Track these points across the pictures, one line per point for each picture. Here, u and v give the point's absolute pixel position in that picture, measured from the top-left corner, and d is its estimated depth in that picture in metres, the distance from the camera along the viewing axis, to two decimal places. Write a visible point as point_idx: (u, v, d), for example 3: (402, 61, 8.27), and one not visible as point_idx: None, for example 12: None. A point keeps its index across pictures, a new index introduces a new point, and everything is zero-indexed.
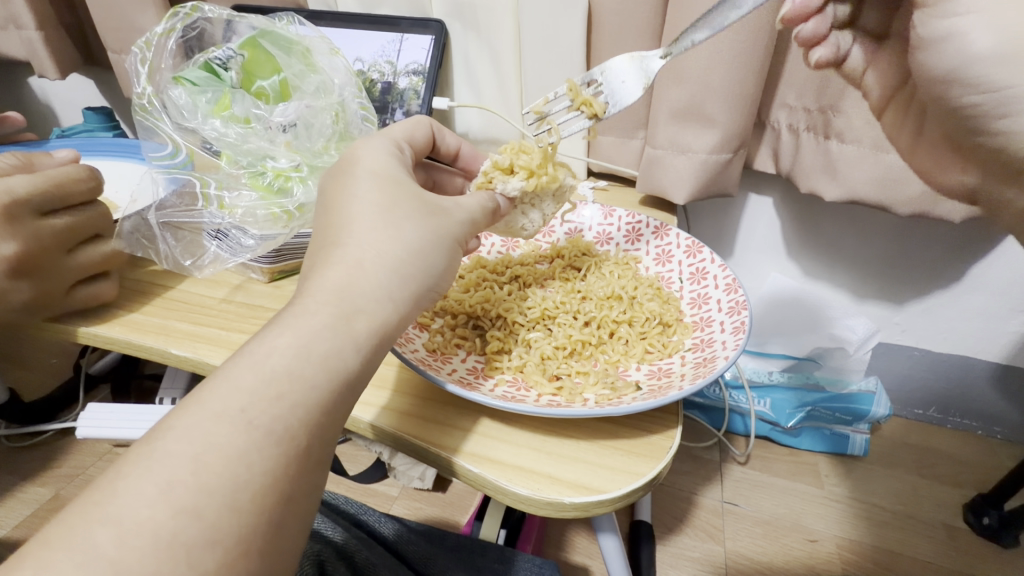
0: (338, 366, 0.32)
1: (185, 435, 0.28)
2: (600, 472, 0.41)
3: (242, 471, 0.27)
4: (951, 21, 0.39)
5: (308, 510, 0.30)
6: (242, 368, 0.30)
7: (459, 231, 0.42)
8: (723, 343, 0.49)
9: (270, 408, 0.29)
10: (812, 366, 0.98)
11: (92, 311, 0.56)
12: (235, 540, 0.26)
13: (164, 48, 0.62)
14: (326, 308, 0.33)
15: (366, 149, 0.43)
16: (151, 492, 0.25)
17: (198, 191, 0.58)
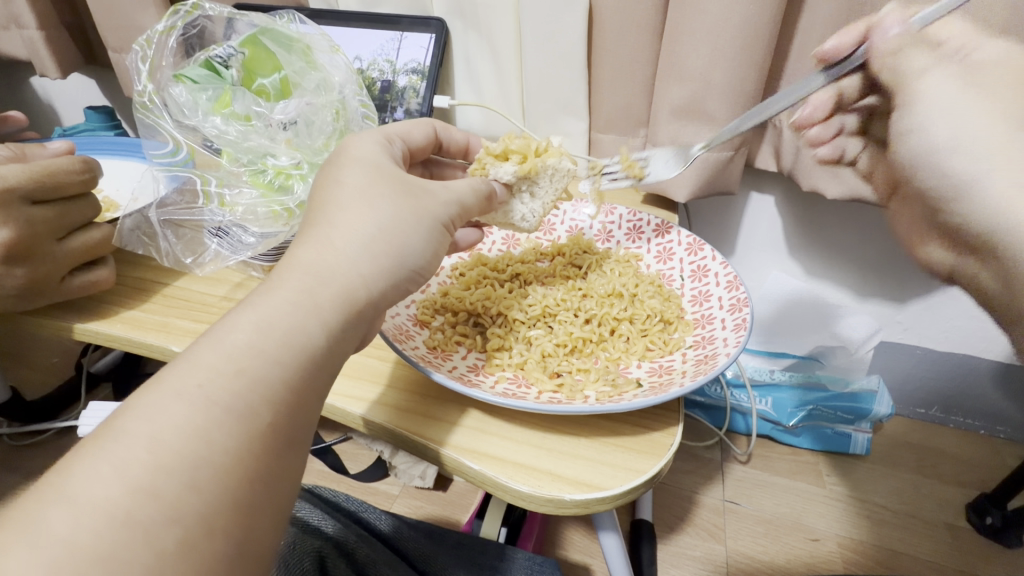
0: (299, 341, 0.32)
1: (145, 413, 0.27)
2: (601, 469, 0.41)
3: (203, 448, 0.27)
4: (909, 119, 0.43)
5: (283, 492, 0.30)
6: (210, 349, 0.30)
7: (444, 214, 0.42)
8: (725, 340, 0.49)
9: (230, 384, 0.29)
10: (815, 366, 0.99)
11: (89, 308, 0.56)
12: (197, 521, 0.25)
13: (165, 46, 0.62)
14: (293, 288, 0.33)
15: (357, 139, 0.44)
16: (106, 471, 0.25)
17: (198, 188, 0.59)
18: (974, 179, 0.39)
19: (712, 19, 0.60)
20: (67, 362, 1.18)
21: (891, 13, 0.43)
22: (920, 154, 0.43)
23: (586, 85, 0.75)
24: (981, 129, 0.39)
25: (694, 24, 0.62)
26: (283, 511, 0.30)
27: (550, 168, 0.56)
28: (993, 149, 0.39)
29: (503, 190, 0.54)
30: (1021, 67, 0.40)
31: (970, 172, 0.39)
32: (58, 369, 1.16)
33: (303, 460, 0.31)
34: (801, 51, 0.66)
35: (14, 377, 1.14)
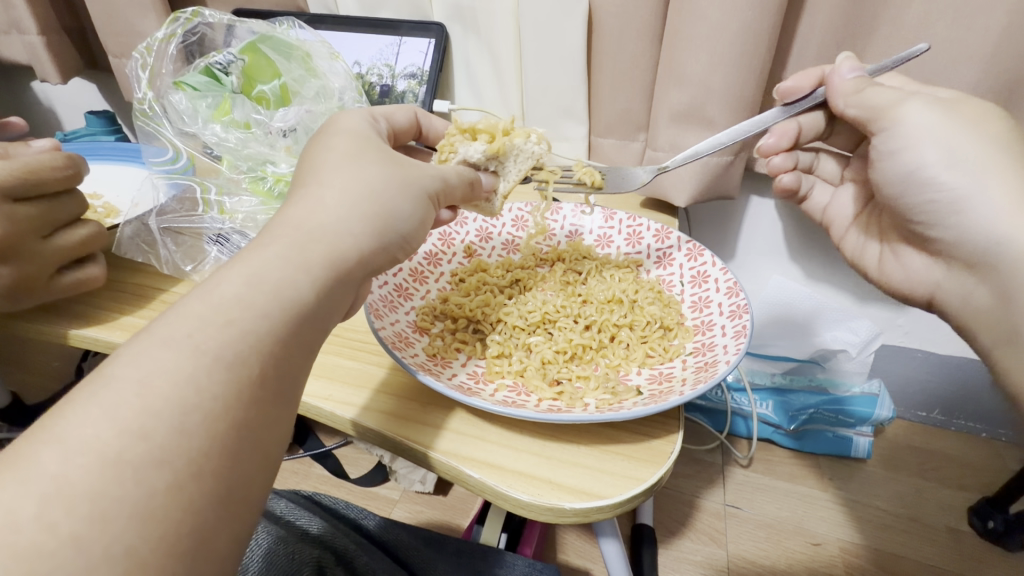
0: (291, 296, 0.31)
1: (133, 359, 0.27)
2: (601, 477, 0.41)
3: (191, 393, 0.26)
4: (894, 143, 0.51)
5: (272, 442, 0.29)
6: (195, 301, 0.30)
7: (430, 184, 0.42)
8: (725, 347, 0.49)
9: (219, 333, 0.28)
10: (815, 369, 0.98)
11: (87, 313, 0.56)
12: (186, 462, 0.25)
13: (164, 53, 0.62)
14: (285, 245, 0.33)
15: (346, 116, 0.45)
16: (96, 413, 0.24)
17: (198, 196, 0.60)
18: (967, 195, 0.47)
19: (712, 24, 0.60)
20: (68, 366, 1.18)
21: (846, 61, 0.52)
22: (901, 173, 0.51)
23: (585, 89, 0.75)
24: (958, 142, 0.47)
25: (694, 29, 0.62)
26: (274, 459, 0.29)
27: (515, 149, 0.56)
28: (977, 155, 0.47)
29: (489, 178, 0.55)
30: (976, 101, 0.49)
31: (963, 187, 0.47)
32: (60, 374, 1.16)
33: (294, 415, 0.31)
34: (801, 54, 0.66)
35: (14, 382, 1.13)
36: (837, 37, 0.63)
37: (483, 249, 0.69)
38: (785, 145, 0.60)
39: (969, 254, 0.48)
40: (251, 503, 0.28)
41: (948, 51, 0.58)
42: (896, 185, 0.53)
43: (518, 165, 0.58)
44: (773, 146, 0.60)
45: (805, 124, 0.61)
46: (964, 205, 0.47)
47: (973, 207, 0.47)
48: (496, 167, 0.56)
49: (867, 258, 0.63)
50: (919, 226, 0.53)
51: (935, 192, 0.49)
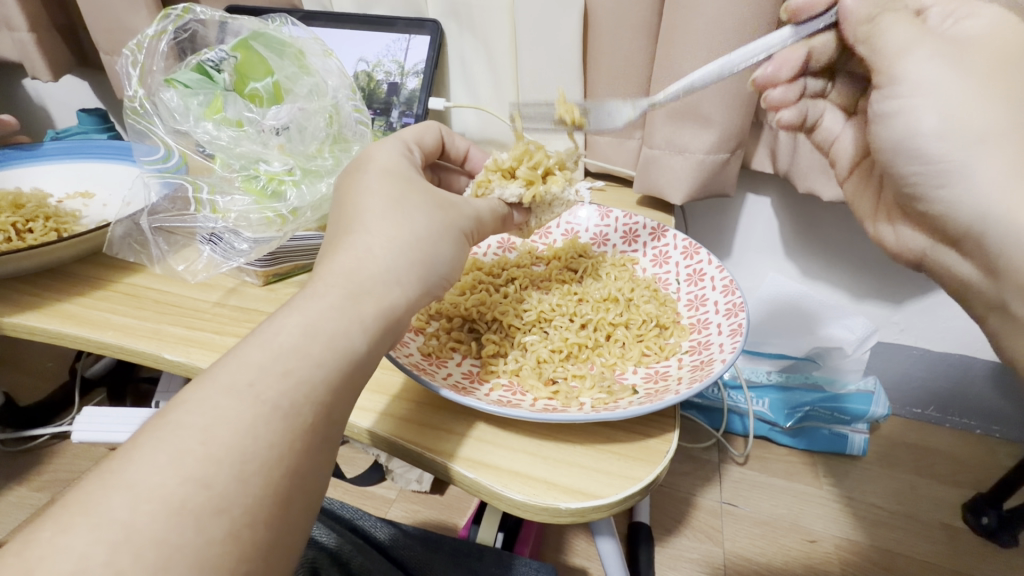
0: (344, 346, 0.33)
1: (197, 408, 0.28)
2: (597, 477, 0.41)
3: (249, 444, 0.28)
4: (892, 100, 0.43)
5: (316, 489, 0.30)
6: (251, 348, 0.31)
7: (466, 224, 0.45)
8: (720, 345, 0.49)
9: (278, 383, 0.30)
10: (811, 367, 0.98)
11: (79, 315, 0.55)
12: (243, 511, 0.26)
13: (156, 50, 0.61)
14: (333, 291, 0.34)
15: (380, 149, 0.46)
16: (163, 460, 0.26)
17: (191, 195, 0.58)
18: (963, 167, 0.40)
19: (709, 22, 0.60)
20: (61, 367, 1.17)
21: None
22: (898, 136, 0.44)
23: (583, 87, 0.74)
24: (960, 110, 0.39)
25: (691, 25, 0.61)
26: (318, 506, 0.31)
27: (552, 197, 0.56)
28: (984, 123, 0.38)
29: (519, 216, 0.57)
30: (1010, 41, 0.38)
31: (957, 159, 0.40)
32: (53, 375, 1.16)
33: (336, 460, 0.32)
34: None
35: (7, 382, 1.13)
36: None
37: (479, 249, 0.68)
38: (786, 77, 0.52)
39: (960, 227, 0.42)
40: (295, 548, 0.29)
41: None
42: (890, 153, 0.45)
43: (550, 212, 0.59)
44: (770, 78, 0.52)
45: (817, 47, 0.51)
46: (956, 180, 0.40)
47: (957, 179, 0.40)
48: (530, 207, 0.57)
49: (863, 212, 0.56)
50: (912, 193, 0.46)
51: (923, 163, 0.43)
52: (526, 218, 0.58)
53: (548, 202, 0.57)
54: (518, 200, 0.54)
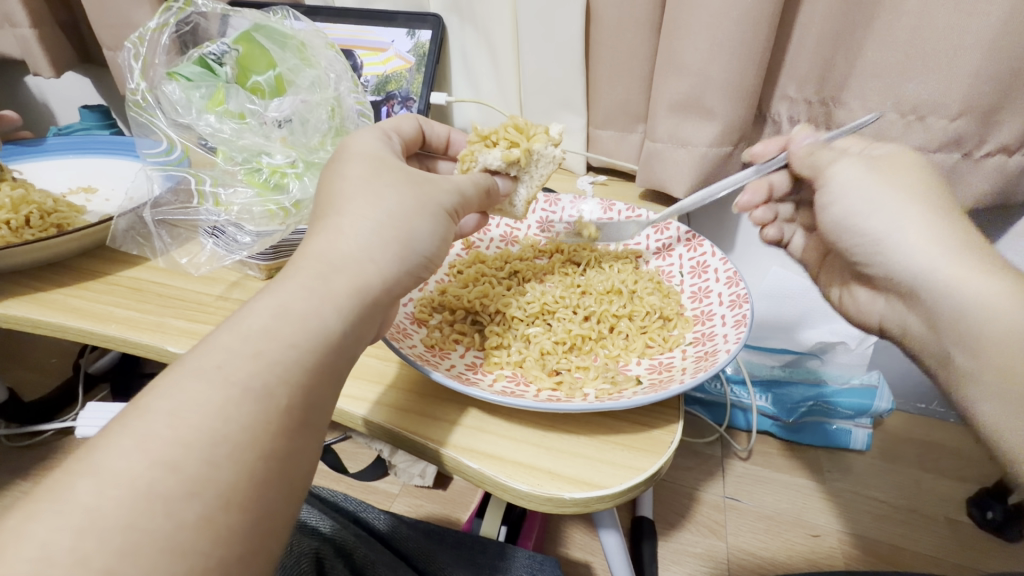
0: (316, 325, 0.33)
1: (168, 394, 0.29)
2: (601, 467, 0.40)
3: (219, 424, 0.28)
4: (826, 199, 0.51)
5: (297, 474, 0.30)
6: (224, 333, 0.32)
7: (447, 199, 0.44)
8: (725, 336, 0.49)
9: (248, 365, 0.30)
10: (812, 361, 0.97)
11: (82, 308, 0.55)
12: (217, 495, 0.26)
13: (157, 43, 0.61)
14: (304, 275, 0.35)
15: (357, 136, 0.46)
16: (128, 446, 0.26)
17: (193, 187, 0.58)
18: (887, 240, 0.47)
19: (711, 13, 0.60)
20: (66, 363, 1.18)
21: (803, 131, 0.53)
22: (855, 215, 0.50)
23: (584, 80, 0.74)
24: (874, 203, 0.47)
25: (692, 17, 0.61)
26: (302, 493, 0.31)
27: (536, 155, 0.55)
28: (898, 213, 0.46)
29: (505, 183, 0.55)
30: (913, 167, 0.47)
31: (884, 234, 0.47)
32: (57, 370, 1.16)
33: (320, 444, 0.32)
34: (800, 45, 0.65)
35: (13, 377, 1.13)
36: (838, 25, 0.62)
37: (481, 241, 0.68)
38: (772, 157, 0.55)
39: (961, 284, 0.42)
40: (279, 534, 0.29)
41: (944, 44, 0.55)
42: (834, 230, 0.52)
43: (541, 169, 0.57)
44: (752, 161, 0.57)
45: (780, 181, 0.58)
46: (883, 256, 0.48)
47: (893, 248, 0.47)
48: (516, 173, 0.56)
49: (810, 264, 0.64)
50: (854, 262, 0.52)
51: (860, 236, 0.49)
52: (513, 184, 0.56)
53: (531, 163, 0.56)
54: (501, 160, 0.53)
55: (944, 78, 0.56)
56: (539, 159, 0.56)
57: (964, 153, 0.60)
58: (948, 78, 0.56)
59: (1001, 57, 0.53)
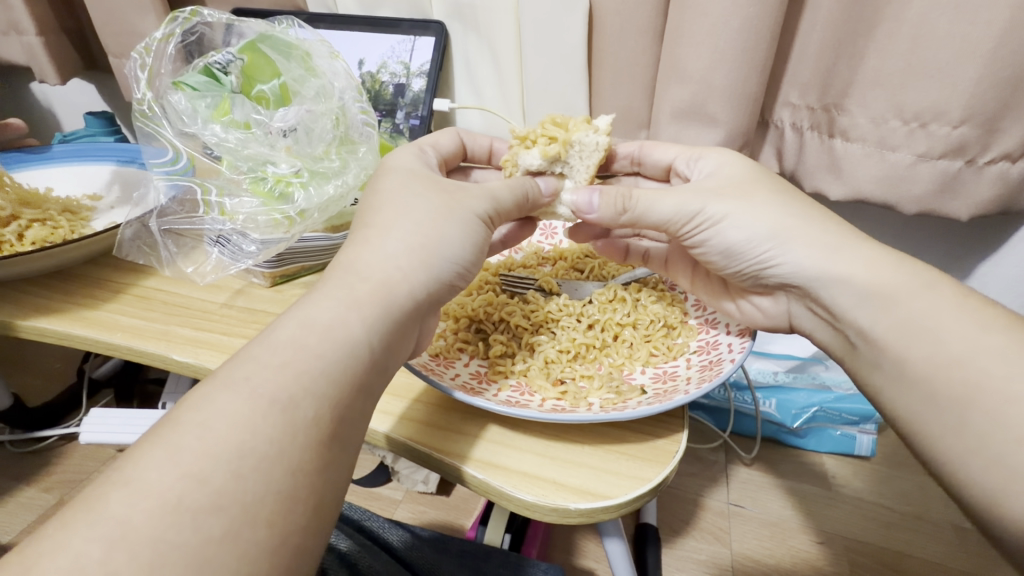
0: (342, 336, 0.33)
1: (200, 405, 0.29)
2: (610, 478, 0.40)
3: (247, 437, 0.28)
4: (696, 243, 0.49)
5: (328, 491, 0.30)
6: (260, 347, 0.32)
7: (479, 206, 0.44)
8: (729, 345, 0.49)
9: (276, 376, 0.31)
10: (818, 367, 0.98)
11: (88, 316, 0.56)
12: (241, 509, 0.26)
13: (163, 53, 0.62)
14: (337, 288, 0.36)
15: (395, 153, 0.49)
16: (162, 459, 0.27)
17: (199, 197, 0.58)
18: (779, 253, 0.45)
19: (713, 20, 0.60)
20: (69, 369, 1.18)
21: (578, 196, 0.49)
22: (741, 240, 0.46)
23: (587, 87, 0.74)
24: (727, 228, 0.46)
25: (695, 24, 0.61)
26: (331, 507, 0.31)
27: (574, 145, 0.52)
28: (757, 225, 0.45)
29: (550, 180, 0.54)
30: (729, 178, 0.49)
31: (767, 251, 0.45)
32: (60, 376, 1.16)
33: (349, 461, 0.32)
34: (802, 52, 0.65)
35: (17, 383, 1.14)
36: (841, 31, 0.62)
37: None
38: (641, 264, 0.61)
39: (835, 266, 0.43)
40: (310, 550, 0.29)
41: (953, 42, 0.55)
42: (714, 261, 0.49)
43: (586, 160, 0.54)
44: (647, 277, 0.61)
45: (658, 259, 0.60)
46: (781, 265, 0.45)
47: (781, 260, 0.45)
48: (560, 169, 0.54)
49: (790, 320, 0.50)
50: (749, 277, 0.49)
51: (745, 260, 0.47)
52: (559, 182, 0.54)
53: (569, 155, 0.53)
54: (539, 157, 0.52)
55: (945, 85, 0.57)
56: (580, 147, 0.53)
57: (967, 160, 0.60)
58: (950, 86, 0.57)
59: (1002, 59, 0.54)
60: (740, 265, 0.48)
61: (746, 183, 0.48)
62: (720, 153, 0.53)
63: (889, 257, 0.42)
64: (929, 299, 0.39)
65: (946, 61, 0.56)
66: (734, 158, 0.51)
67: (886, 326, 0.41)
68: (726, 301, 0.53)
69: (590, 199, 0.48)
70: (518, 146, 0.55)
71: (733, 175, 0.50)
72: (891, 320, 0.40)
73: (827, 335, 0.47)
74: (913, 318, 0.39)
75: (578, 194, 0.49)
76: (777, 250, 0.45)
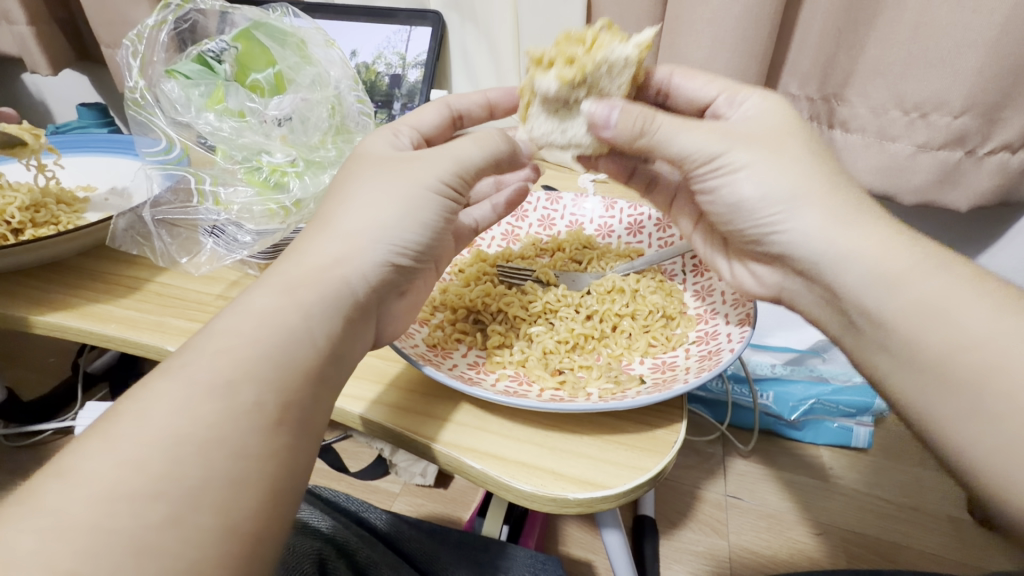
0: (281, 323, 0.34)
1: (145, 396, 0.30)
2: (606, 467, 0.40)
3: (183, 423, 0.28)
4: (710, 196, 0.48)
5: (277, 474, 0.30)
6: (203, 338, 0.33)
7: (435, 174, 0.42)
8: (728, 335, 0.48)
9: (212, 364, 0.31)
10: (815, 359, 1.01)
11: (81, 307, 0.55)
12: (181, 494, 0.27)
13: (156, 40, 0.61)
14: (278, 281, 0.36)
15: (366, 141, 0.47)
16: (100, 447, 0.27)
17: (194, 186, 0.58)
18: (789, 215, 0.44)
19: (713, 8, 0.59)
20: (65, 363, 1.17)
21: (597, 108, 0.46)
22: (754, 196, 0.44)
23: None
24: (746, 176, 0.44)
25: (695, 13, 0.60)
26: (288, 491, 0.31)
27: (601, 63, 0.45)
28: (773, 178, 0.44)
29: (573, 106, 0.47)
30: (770, 125, 0.46)
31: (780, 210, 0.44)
32: (56, 370, 1.16)
33: (302, 445, 0.32)
34: (802, 42, 0.65)
35: (11, 378, 1.13)
36: (840, 22, 0.61)
37: (482, 241, 0.68)
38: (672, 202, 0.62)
39: (840, 240, 0.42)
40: (265, 536, 0.29)
41: (955, 31, 0.55)
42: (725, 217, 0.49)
43: (613, 79, 0.47)
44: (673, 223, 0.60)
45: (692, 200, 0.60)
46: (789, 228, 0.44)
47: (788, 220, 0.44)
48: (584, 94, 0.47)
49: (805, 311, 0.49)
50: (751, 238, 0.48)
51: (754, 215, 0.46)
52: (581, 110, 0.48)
53: (596, 77, 0.46)
54: (560, 79, 0.45)
55: (946, 74, 0.57)
56: (609, 64, 0.46)
57: (967, 151, 0.60)
58: (951, 75, 0.56)
59: (1005, 50, 0.54)
60: (745, 222, 0.47)
61: (784, 133, 0.45)
62: (765, 96, 0.48)
63: (901, 236, 0.42)
64: (944, 280, 0.39)
65: (947, 51, 0.56)
66: (775, 104, 0.47)
67: (894, 303, 0.40)
68: (725, 258, 0.55)
69: (608, 113, 0.45)
70: (536, 72, 0.48)
71: (772, 121, 0.46)
72: (901, 304, 0.39)
73: (819, 310, 0.47)
74: (924, 300, 0.39)
75: (596, 106, 0.46)
76: (785, 215, 0.44)
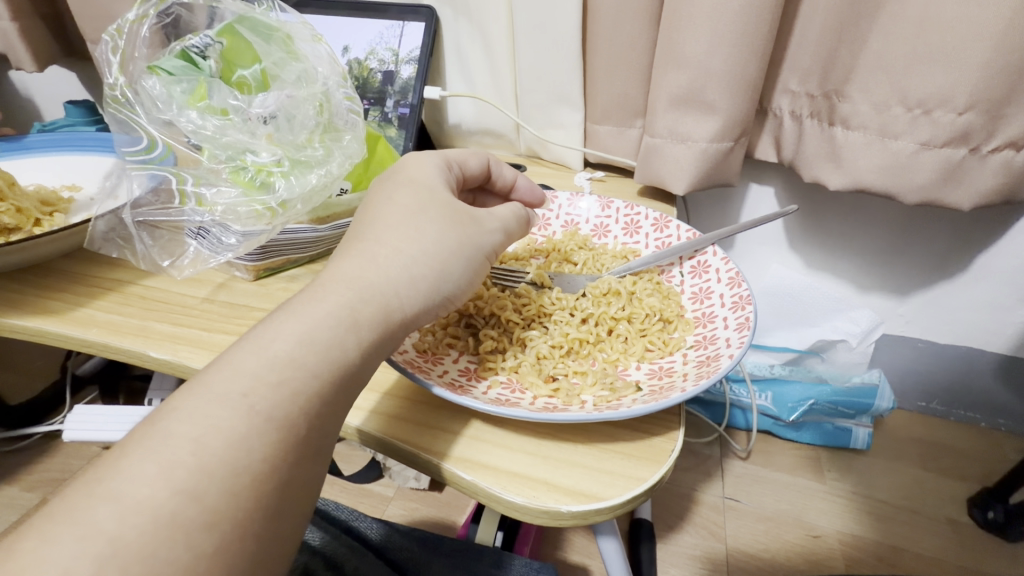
0: (340, 356, 0.33)
1: (188, 416, 0.28)
2: (598, 477, 0.39)
3: (242, 454, 0.28)
4: None
5: (306, 500, 0.30)
6: (251, 356, 0.31)
7: (488, 243, 0.43)
8: (727, 340, 0.47)
9: (271, 393, 0.30)
10: (814, 360, 0.96)
11: (60, 312, 0.53)
12: (233, 525, 0.26)
13: (137, 35, 0.59)
14: (336, 300, 0.34)
15: (419, 164, 0.46)
16: (152, 472, 0.26)
17: (175, 187, 0.56)
18: None
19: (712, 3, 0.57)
20: (53, 365, 1.16)
21: None
22: None
23: (581, 74, 0.72)
24: None
25: (694, 7, 0.59)
26: (292, 511, 0.30)
27: None
28: None
29: None
30: None
31: None
32: (44, 372, 1.14)
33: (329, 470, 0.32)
34: (802, 38, 0.65)
35: None
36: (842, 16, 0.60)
37: None
38: None
39: None
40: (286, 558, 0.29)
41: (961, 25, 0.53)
42: None
43: None
44: None
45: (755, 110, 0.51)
46: None
47: None
48: None
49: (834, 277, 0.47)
50: None
51: None
52: None
53: None
54: None
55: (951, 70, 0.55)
56: None
57: (971, 148, 0.59)
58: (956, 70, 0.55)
59: (1012, 45, 0.52)
60: None
61: None
62: None
63: None
64: None
65: (953, 45, 0.54)
66: None
67: None
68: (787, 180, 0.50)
69: None
70: None
71: None
72: None
73: None
74: None
75: None
76: None
